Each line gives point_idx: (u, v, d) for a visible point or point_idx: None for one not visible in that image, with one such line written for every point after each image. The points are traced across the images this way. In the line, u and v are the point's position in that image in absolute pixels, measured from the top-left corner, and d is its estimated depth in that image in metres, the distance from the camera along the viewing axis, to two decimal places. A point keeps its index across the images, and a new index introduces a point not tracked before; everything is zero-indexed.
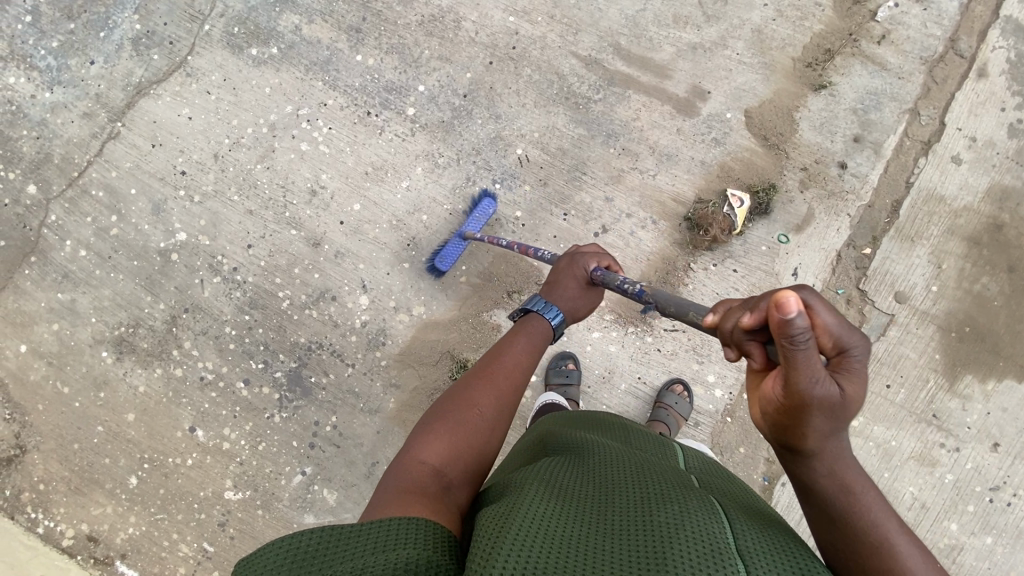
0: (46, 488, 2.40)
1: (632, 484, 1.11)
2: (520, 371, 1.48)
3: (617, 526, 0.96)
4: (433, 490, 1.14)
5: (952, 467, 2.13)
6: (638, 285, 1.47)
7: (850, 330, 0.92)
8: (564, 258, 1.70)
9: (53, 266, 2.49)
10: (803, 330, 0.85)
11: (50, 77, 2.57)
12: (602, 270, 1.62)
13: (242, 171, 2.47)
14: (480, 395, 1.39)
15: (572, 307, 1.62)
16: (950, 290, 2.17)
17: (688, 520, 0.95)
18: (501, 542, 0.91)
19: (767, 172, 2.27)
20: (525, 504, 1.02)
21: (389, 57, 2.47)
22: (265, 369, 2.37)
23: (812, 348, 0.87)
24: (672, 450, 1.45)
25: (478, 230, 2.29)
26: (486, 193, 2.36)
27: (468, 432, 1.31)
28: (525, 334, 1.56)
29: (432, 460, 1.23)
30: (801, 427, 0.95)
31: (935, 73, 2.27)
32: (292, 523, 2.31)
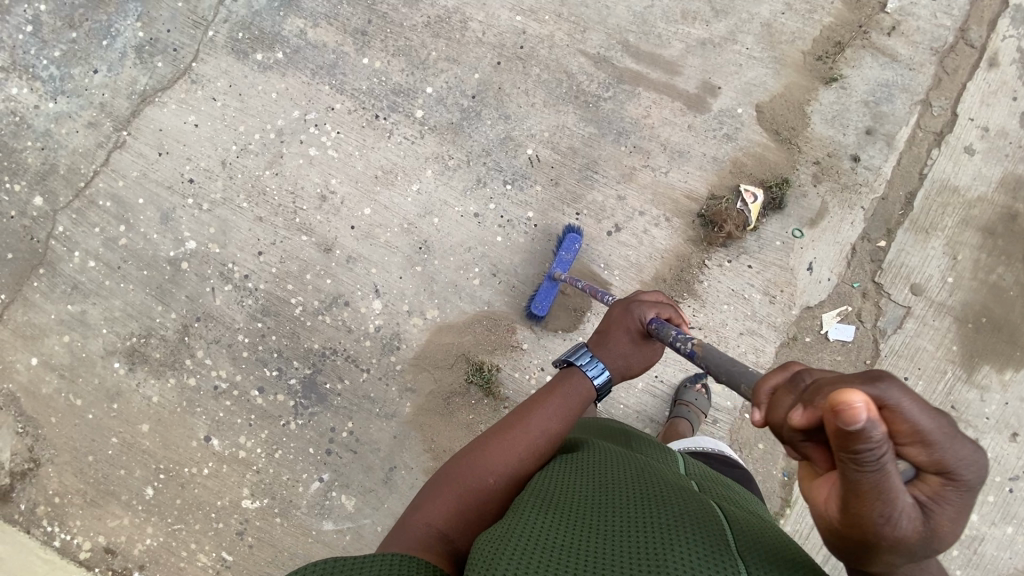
0: (61, 502, 2.39)
1: (632, 485, 1.14)
2: (544, 439, 1.40)
3: (614, 529, 1.00)
4: (436, 551, 1.15)
5: None
6: (690, 343, 1.32)
7: (949, 439, 0.72)
8: (619, 306, 1.59)
9: (62, 277, 2.47)
10: (873, 442, 0.68)
11: (53, 87, 2.55)
12: (660, 321, 1.49)
13: (250, 177, 2.45)
14: (495, 459, 1.34)
15: (621, 362, 1.52)
16: (966, 281, 2.17)
17: (686, 524, 0.99)
18: (500, 556, 0.97)
19: (780, 167, 2.26)
20: (523, 518, 1.07)
21: (396, 60, 2.45)
22: (280, 376, 2.36)
23: (886, 463, 0.69)
24: (675, 455, 1.46)
25: (567, 270, 2.22)
26: (572, 228, 2.28)
27: (478, 497, 1.29)
28: (561, 394, 1.48)
29: (437, 522, 1.23)
30: (870, 551, 0.77)
31: (946, 63, 2.26)
32: (310, 530, 2.30)
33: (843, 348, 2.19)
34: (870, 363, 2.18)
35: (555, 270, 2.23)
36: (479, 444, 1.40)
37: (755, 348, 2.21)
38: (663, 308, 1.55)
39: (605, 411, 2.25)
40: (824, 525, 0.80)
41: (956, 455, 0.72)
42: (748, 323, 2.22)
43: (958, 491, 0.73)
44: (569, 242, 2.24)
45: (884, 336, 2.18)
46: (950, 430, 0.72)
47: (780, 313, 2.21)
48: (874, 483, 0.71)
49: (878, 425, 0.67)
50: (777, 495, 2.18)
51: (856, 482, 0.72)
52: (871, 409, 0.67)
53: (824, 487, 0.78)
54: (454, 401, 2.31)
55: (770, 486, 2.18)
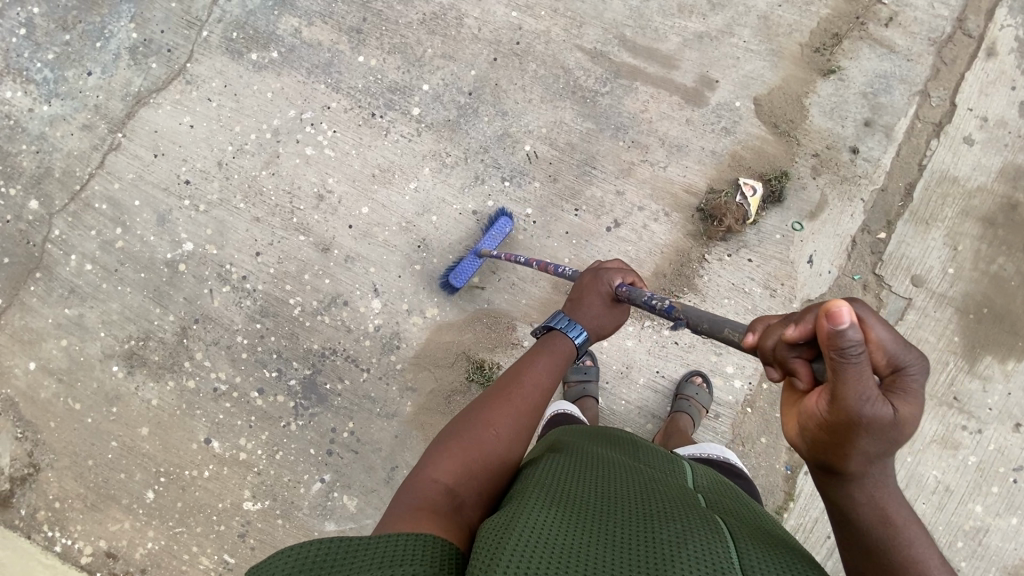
0: (61, 506, 2.37)
1: (635, 501, 1.12)
2: (538, 393, 1.45)
3: (618, 539, 0.98)
4: (446, 508, 1.12)
5: (975, 449, 2.12)
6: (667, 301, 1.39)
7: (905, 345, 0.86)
8: (588, 273, 1.66)
9: (59, 281, 2.46)
10: (855, 338, 0.79)
11: (48, 90, 2.53)
12: (629, 285, 1.57)
13: (247, 178, 2.44)
14: (494, 415, 1.36)
15: (596, 324, 1.58)
16: (967, 271, 2.16)
17: (691, 540, 0.97)
18: (503, 544, 0.93)
19: (779, 159, 2.25)
20: (527, 510, 1.04)
21: (392, 57, 2.44)
22: (279, 377, 2.35)
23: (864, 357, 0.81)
24: (681, 468, 1.45)
25: (494, 248, 2.23)
26: (502, 211, 2.30)
27: (482, 452, 1.28)
28: (548, 353, 1.53)
29: (445, 477, 1.21)
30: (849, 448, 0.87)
31: (944, 53, 2.25)
32: (312, 531, 2.29)
33: None
34: None
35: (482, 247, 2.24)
36: (475, 405, 1.41)
37: None
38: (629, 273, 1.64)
39: (607, 406, 2.24)
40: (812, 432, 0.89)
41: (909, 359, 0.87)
42: (749, 316, 2.21)
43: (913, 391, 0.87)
44: (499, 224, 2.27)
45: None
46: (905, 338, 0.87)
47: (781, 306, 2.20)
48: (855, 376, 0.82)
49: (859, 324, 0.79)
50: (780, 488, 2.17)
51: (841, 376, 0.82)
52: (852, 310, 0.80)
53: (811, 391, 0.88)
54: (455, 399, 2.30)
55: (773, 480, 2.17)
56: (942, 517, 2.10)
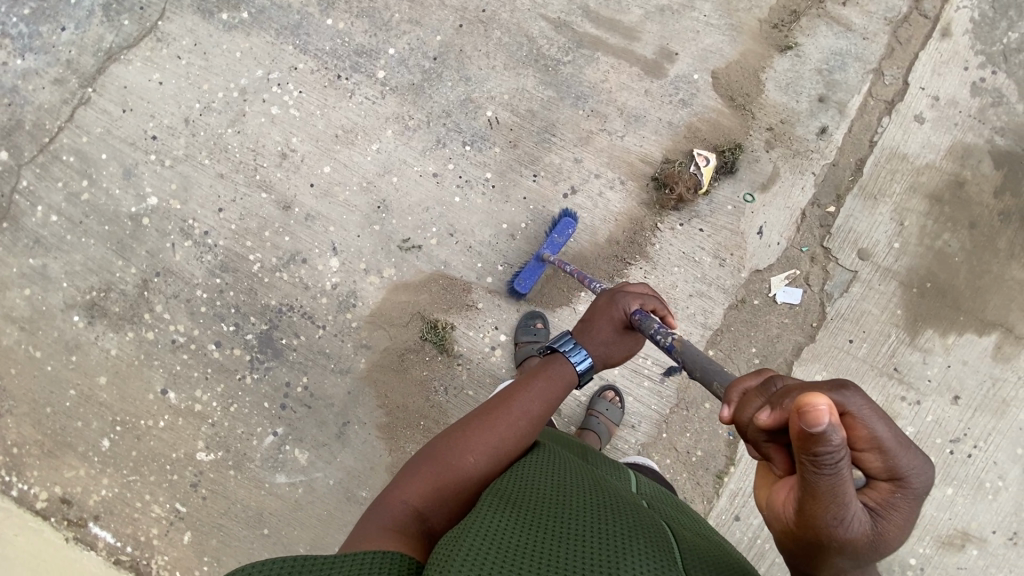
0: (19, 452, 2.41)
1: (588, 496, 1.23)
2: (526, 420, 1.46)
3: (572, 533, 1.07)
4: (416, 531, 1.23)
5: (914, 420, 2.16)
6: (671, 339, 1.41)
7: (900, 445, 0.87)
8: (605, 295, 1.64)
9: (25, 232, 2.49)
10: (833, 445, 0.78)
11: (21, 44, 2.57)
12: (643, 313, 1.54)
13: (212, 135, 2.47)
14: (476, 441, 1.39)
15: (603, 352, 1.57)
16: (912, 246, 2.20)
17: (638, 538, 1.06)
18: (457, 552, 1.00)
19: (734, 132, 2.29)
20: (482, 515, 1.12)
21: (359, 21, 2.47)
22: (237, 332, 2.38)
23: (842, 466, 0.80)
24: (627, 474, 1.56)
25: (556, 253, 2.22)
26: (566, 213, 2.29)
27: (454, 476, 1.35)
28: (547, 378, 1.53)
29: (412, 500, 1.30)
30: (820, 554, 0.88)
31: (899, 33, 2.29)
32: (263, 483, 2.33)
33: (791, 311, 2.22)
34: (817, 325, 2.20)
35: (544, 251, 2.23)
36: (457, 429, 1.45)
37: (703, 309, 2.23)
38: (648, 300, 1.59)
39: None
40: (780, 529, 0.91)
41: (897, 461, 0.87)
42: (699, 285, 2.25)
43: (902, 501, 0.88)
44: (563, 226, 2.24)
45: (831, 300, 2.21)
46: (900, 441, 0.87)
47: (729, 276, 2.24)
48: (830, 484, 0.82)
49: (839, 432, 0.77)
50: (722, 453, 2.21)
51: (814, 483, 0.82)
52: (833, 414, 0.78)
53: (785, 490, 0.89)
54: (409, 357, 2.34)
55: (715, 445, 2.21)
56: None
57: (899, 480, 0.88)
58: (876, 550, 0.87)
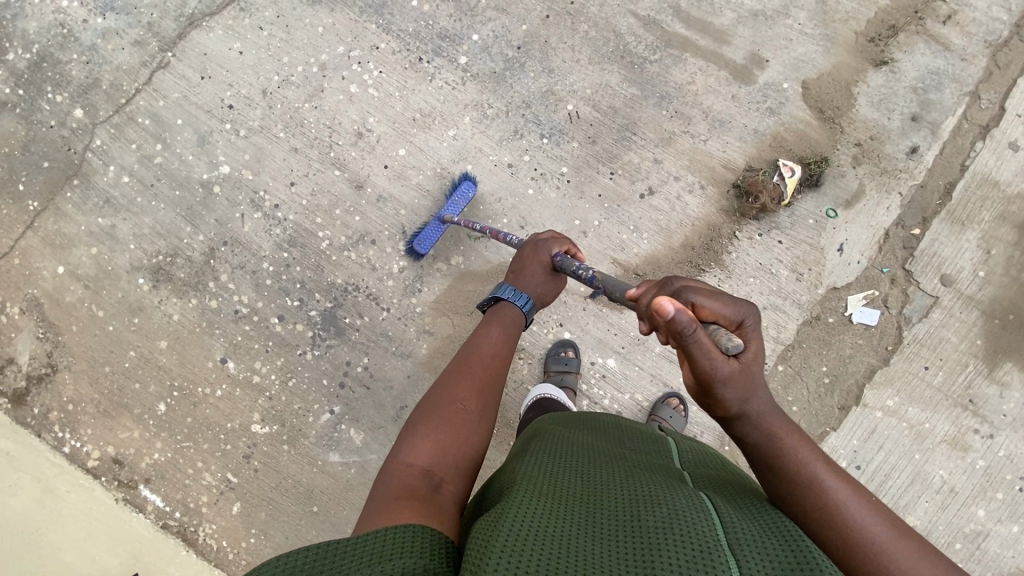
0: (74, 409, 2.42)
1: (617, 486, 1.09)
2: (496, 361, 1.52)
3: (604, 534, 0.94)
4: (426, 492, 1.13)
5: (985, 453, 2.12)
6: (591, 272, 1.56)
7: (727, 304, 1.11)
8: (527, 245, 1.77)
9: (95, 191, 2.50)
10: (685, 322, 1.02)
11: (104, 3, 2.57)
12: (563, 254, 1.72)
13: (289, 109, 2.46)
14: (460, 389, 1.40)
15: (539, 292, 1.69)
16: (997, 276, 2.15)
17: (676, 526, 0.93)
18: (491, 546, 0.89)
19: (821, 145, 2.24)
20: (506, 514, 0.97)
21: (445, 5, 2.45)
22: (301, 307, 2.38)
23: (700, 334, 1.03)
24: (664, 444, 1.43)
25: (457, 214, 2.28)
26: (465, 175, 2.35)
27: (453, 426, 1.31)
28: (499, 323, 1.61)
29: (419, 461, 1.22)
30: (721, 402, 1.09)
31: (999, 57, 2.23)
32: (317, 460, 2.33)
33: (866, 332, 2.18)
34: (892, 349, 2.16)
35: (446, 213, 2.29)
36: (439, 385, 1.44)
37: (776, 323, 2.20)
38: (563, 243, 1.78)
39: (620, 369, 2.25)
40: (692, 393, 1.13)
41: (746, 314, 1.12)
42: (773, 298, 2.21)
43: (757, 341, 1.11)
44: (462, 188, 2.31)
45: (908, 324, 2.17)
46: (727, 303, 1.11)
47: (806, 291, 2.20)
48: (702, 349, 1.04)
49: (686, 314, 1.02)
50: None
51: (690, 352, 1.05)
52: (673, 305, 1.02)
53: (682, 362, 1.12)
54: None
55: None
56: (943, 517, 2.11)
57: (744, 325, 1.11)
58: (752, 380, 1.09)
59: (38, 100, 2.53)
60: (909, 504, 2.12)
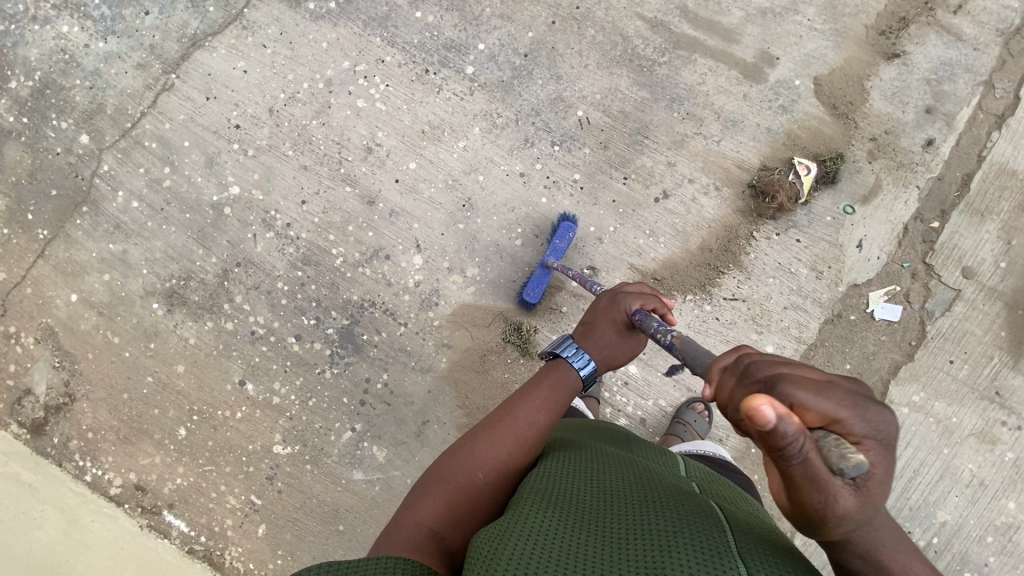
0: (94, 437, 2.40)
1: (626, 490, 1.08)
2: (532, 431, 1.36)
3: (613, 536, 0.92)
4: (429, 553, 1.12)
5: (1013, 445, 2.10)
6: (670, 335, 1.31)
7: (852, 406, 0.76)
8: (605, 297, 1.54)
9: (105, 217, 2.48)
10: (791, 438, 0.70)
11: (104, 27, 2.55)
12: (644, 313, 1.44)
13: (297, 126, 2.45)
14: (484, 454, 1.31)
15: (606, 354, 1.48)
16: (1019, 266, 2.13)
17: (685, 528, 0.92)
18: (499, 551, 0.90)
19: (835, 141, 2.22)
20: (517, 525, 0.96)
21: (449, 15, 2.43)
22: (317, 325, 2.37)
23: (810, 456, 0.72)
24: (672, 458, 1.40)
25: (560, 259, 2.19)
26: (564, 217, 2.26)
27: (468, 493, 1.26)
28: (548, 385, 1.45)
29: (429, 521, 1.20)
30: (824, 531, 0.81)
31: (1012, 45, 2.21)
32: (340, 479, 2.32)
33: (889, 328, 2.17)
34: (916, 344, 2.15)
35: (549, 258, 2.20)
36: (466, 441, 1.36)
37: (797, 323, 2.18)
38: (650, 298, 1.49)
39: (642, 374, 2.24)
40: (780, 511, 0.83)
41: (876, 422, 0.77)
42: (794, 297, 2.20)
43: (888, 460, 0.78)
44: (563, 230, 2.22)
45: (931, 318, 2.15)
46: (852, 404, 0.77)
47: (826, 290, 2.19)
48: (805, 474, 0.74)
49: (796, 427, 0.70)
50: None
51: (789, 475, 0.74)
52: (778, 412, 0.70)
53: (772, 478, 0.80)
54: (490, 359, 2.31)
55: None
56: (974, 511, 2.09)
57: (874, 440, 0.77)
58: (869, 513, 0.78)
59: (42, 127, 2.51)
60: (939, 499, 2.10)
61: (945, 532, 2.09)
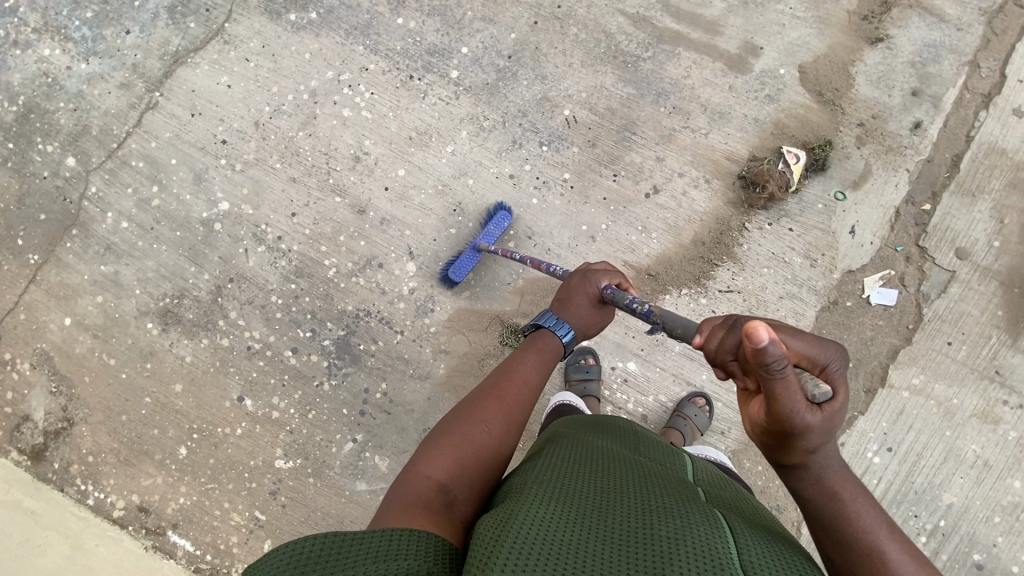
0: (94, 460, 2.39)
1: (631, 493, 1.06)
2: (527, 389, 1.44)
3: (616, 536, 0.91)
4: (437, 505, 1.09)
5: (1016, 424, 2.10)
6: (646, 304, 1.43)
7: (818, 345, 0.98)
8: (576, 274, 1.66)
9: (95, 239, 2.47)
10: (776, 357, 0.88)
11: (86, 48, 2.54)
12: (614, 287, 1.57)
13: (283, 139, 2.44)
14: (486, 408, 1.35)
15: (583, 326, 1.59)
16: (1013, 245, 2.13)
17: (688, 536, 0.91)
18: (501, 540, 0.89)
19: (823, 128, 2.22)
20: (520, 515, 0.95)
21: (430, 20, 2.43)
22: (314, 337, 2.36)
23: (788, 374, 0.90)
24: (680, 460, 1.37)
25: (493, 243, 2.25)
26: (501, 205, 2.31)
27: (474, 450, 1.26)
28: (535, 351, 1.53)
29: (437, 475, 1.18)
30: (789, 446, 0.99)
31: (995, 24, 2.21)
32: (344, 490, 2.31)
33: (885, 313, 2.16)
34: (913, 327, 2.14)
35: (480, 242, 2.26)
36: (466, 402, 1.39)
37: (794, 312, 2.18)
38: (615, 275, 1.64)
39: (641, 371, 2.23)
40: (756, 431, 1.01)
41: (832, 358, 0.98)
42: (789, 286, 2.19)
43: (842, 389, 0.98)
44: (497, 218, 2.27)
45: (927, 301, 2.15)
46: (815, 340, 0.98)
47: (821, 277, 2.18)
48: (784, 390, 0.91)
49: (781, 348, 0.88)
50: None
51: (771, 391, 0.92)
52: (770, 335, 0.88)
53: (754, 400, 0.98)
54: (489, 362, 2.30)
55: None
56: (980, 492, 2.08)
57: (829, 371, 0.98)
58: (828, 430, 0.97)
59: (29, 152, 2.50)
60: (944, 481, 2.10)
61: (952, 514, 2.08)
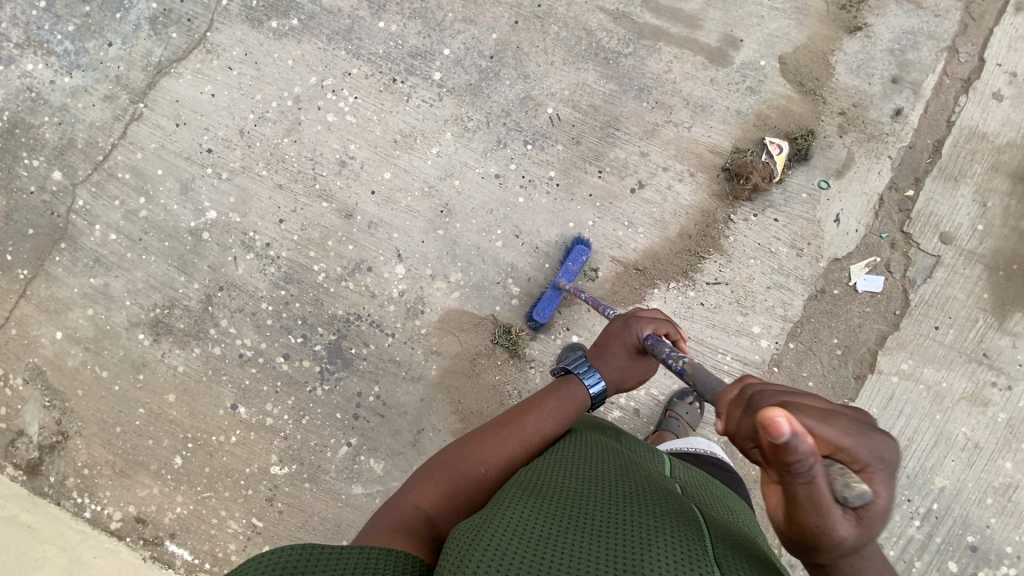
0: (90, 473, 2.39)
1: (611, 482, 1.07)
2: (536, 438, 1.37)
3: (593, 524, 0.92)
4: (422, 531, 1.10)
5: (1005, 406, 2.11)
6: (681, 360, 1.34)
7: (860, 436, 0.80)
8: (618, 321, 1.61)
9: (84, 251, 2.47)
10: (800, 454, 0.76)
11: (68, 62, 2.54)
12: (656, 338, 1.50)
13: (269, 146, 2.44)
14: (490, 448, 1.32)
15: (617, 376, 1.53)
16: (996, 228, 2.14)
17: (664, 526, 0.93)
18: (475, 540, 0.89)
19: (805, 119, 2.23)
20: (499, 513, 0.95)
21: (412, 22, 2.43)
22: (305, 343, 2.36)
23: (815, 472, 0.77)
24: (660, 456, 1.39)
25: (572, 281, 2.19)
26: (580, 240, 2.26)
27: (468, 484, 1.26)
28: (558, 396, 1.46)
29: (424, 505, 1.18)
30: (815, 550, 0.85)
31: (972, 9, 2.22)
32: (340, 494, 2.31)
33: (872, 300, 2.17)
34: (901, 313, 2.16)
35: (560, 280, 2.20)
36: (473, 438, 1.37)
37: (782, 301, 2.19)
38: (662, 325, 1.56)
39: None
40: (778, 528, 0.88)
41: (882, 453, 0.80)
42: (776, 276, 2.20)
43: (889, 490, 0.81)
44: (576, 253, 2.21)
45: (914, 286, 2.16)
46: (857, 430, 0.80)
47: (808, 266, 2.19)
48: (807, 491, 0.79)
49: (807, 443, 0.75)
50: None
51: (793, 490, 0.80)
52: (791, 430, 0.75)
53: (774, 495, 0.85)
54: (481, 362, 2.31)
55: None
56: (971, 474, 2.10)
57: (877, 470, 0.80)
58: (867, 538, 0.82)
59: (15, 167, 2.50)
60: (936, 465, 2.11)
61: (945, 497, 2.10)
